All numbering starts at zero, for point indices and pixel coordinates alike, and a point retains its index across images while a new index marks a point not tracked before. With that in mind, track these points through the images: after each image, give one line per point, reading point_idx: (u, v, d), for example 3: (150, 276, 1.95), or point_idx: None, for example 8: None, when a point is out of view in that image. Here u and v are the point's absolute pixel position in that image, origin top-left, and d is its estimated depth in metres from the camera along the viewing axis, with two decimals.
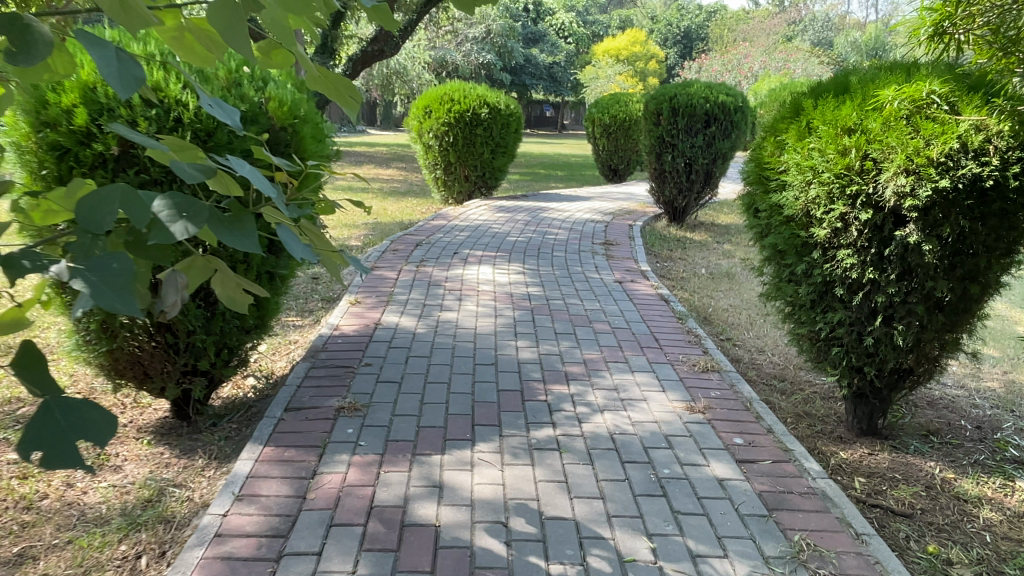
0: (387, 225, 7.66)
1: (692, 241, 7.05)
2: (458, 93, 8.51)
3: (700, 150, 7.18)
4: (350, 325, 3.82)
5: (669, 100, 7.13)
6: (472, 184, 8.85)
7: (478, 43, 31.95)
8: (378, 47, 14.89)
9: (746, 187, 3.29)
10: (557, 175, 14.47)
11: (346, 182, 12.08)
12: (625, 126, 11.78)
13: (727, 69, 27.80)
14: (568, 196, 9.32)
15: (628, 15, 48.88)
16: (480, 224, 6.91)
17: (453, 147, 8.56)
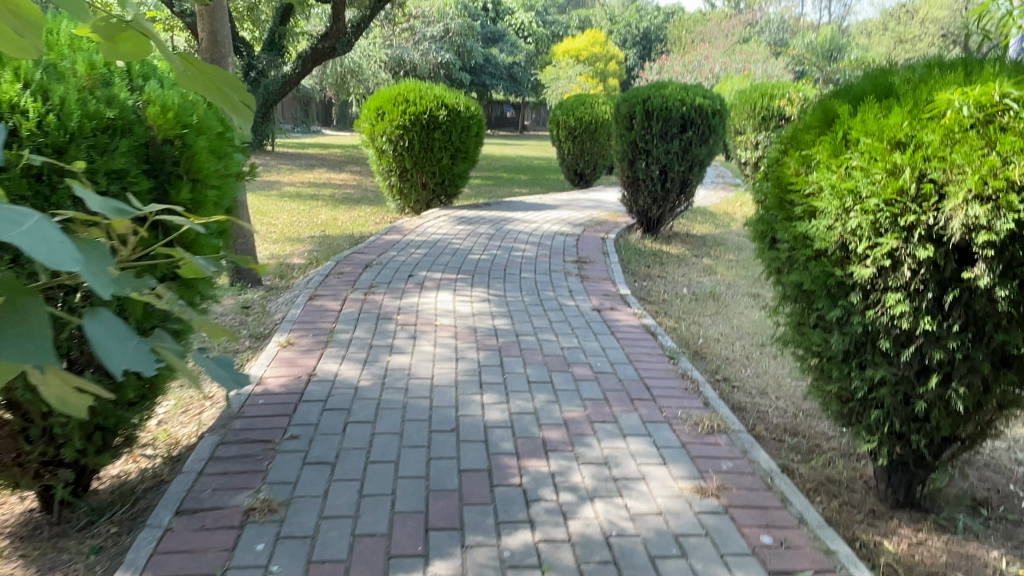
0: (336, 238, 6.97)
1: (670, 255, 6.50)
2: (413, 93, 7.81)
3: (675, 157, 6.63)
4: (277, 376, 3.14)
5: (642, 102, 6.57)
6: (431, 192, 8.18)
7: (436, 42, 31.26)
8: (330, 44, 14.27)
9: (760, 210, 2.71)
10: (520, 179, 13.87)
11: (295, 188, 11.31)
12: (591, 129, 11.22)
13: (688, 69, 27.57)
14: (534, 204, 8.70)
15: (588, 16, 48.62)
16: (440, 238, 6.26)
17: (409, 152, 7.87)
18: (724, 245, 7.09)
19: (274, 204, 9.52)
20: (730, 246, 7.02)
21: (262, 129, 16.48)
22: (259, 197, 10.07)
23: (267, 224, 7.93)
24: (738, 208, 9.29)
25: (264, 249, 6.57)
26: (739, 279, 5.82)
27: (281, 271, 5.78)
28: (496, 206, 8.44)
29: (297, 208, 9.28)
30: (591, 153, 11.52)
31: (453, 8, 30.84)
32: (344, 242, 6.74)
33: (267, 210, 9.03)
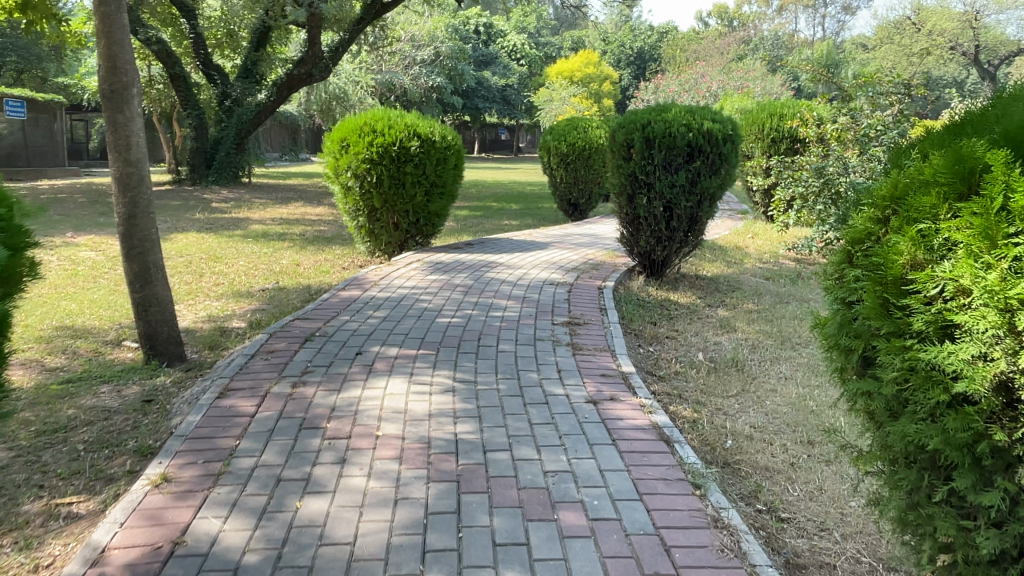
0: (291, 292, 6.05)
1: (679, 305, 5.53)
2: (380, 123, 6.91)
3: (682, 191, 5.69)
4: (128, 543, 2.18)
5: (641, 128, 5.69)
6: (404, 232, 7.24)
7: (427, 66, 30.78)
8: (305, 69, 14.38)
9: (836, 305, 1.74)
10: (510, 209, 12.97)
11: (264, 226, 10.42)
12: (584, 154, 10.36)
13: (684, 88, 26.67)
14: (522, 242, 7.76)
15: (581, 37, 48.19)
16: (407, 292, 5.30)
17: (377, 189, 6.93)
18: (740, 290, 6.13)
19: (234, 246, 8.62)
20: (747, 291, 6.05)
21: (237, 160, 15.51)
22: (220, 239, 9.18)
23: (219, 273, 7.02)
24: (750, 240, 8.35)
25: (203, 307, 5.64)
26: (763, 338, 4.85)
27: (214, 341, 4.84)
28: (479, 246, 7.51)
29: (259, 251, 8.38)
30: (585, 181, 10.57)
31: (442, 31, 30.24)
32: (299, 297, 5.82)
33: (224, 254, 8.13)
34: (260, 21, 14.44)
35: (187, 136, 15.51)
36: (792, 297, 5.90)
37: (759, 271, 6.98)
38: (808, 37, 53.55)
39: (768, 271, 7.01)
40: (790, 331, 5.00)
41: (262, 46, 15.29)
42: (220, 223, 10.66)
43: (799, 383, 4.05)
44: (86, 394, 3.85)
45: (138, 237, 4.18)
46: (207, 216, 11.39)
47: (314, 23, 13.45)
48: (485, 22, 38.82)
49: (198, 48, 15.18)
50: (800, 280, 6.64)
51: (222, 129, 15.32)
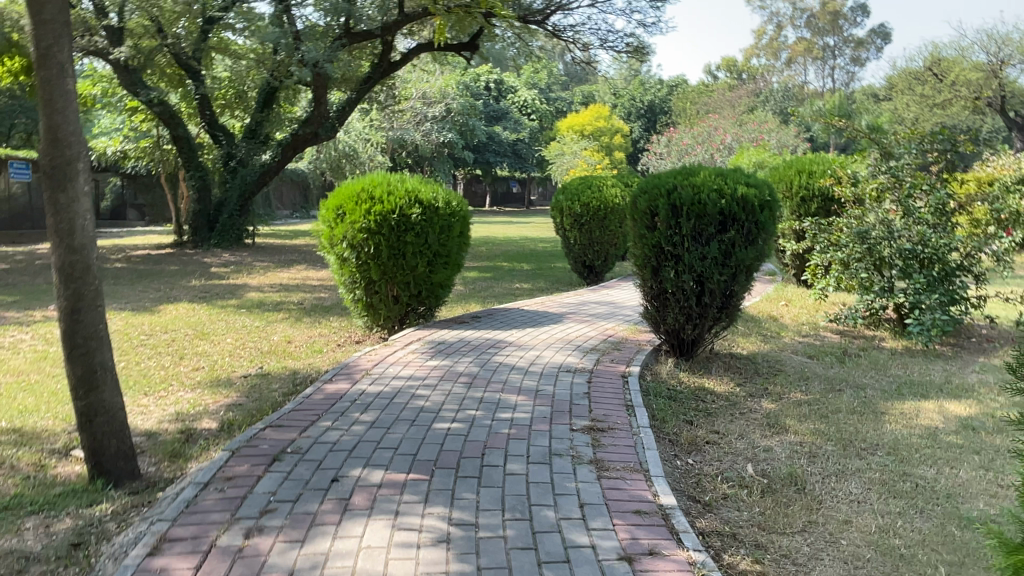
0: (276, 380, 5.40)
1: (716, 395, 4.83)
2: (378, 189, 6.35)
3: (715, 263, 5.02)
4: None
5: (666, 194, 5.09)
6: (405, 305, 6.59)
7: (438, 122, 30.86)
8: (311, 129, 14.12)
9: None
10: (521, 269, 12.36)
11: (261, 293, 9.85)
12: (599, 216, 9.78)
13: (698, 141, 26.27)
14: (533, 314, 7.08)
15: (592, 90, 48.48)
16: (402, 382, 4.59)
17: (375, 261, 6.32)
18: (783, 373, 5.42)
19: (225, 319, 8.03)
20: (791, 375, 5.35)
21: (240, 222, 15.14)
22: (211, 310, 8.60)
23: (201, 355, 6.39)
24: (784, 308, 7.68)
25: (173, 402, 5.00)
26: (821, 442, 4.13)
27: (177, 450, 4.17)
28: (487, 318, 6.83)
29: (250, 325, 7.77)
30: (601, 242, 9.90)
31: (453, 88, 30.32)
32: (283, 387, 5.17)
33: (211, 329, 7.54)
34: (266, 82, 14.26)
35: (190, 198, 15.17)
36: (844, 382, 5.21)
37: (799, 348, 6.28)
38: (819, 89, 53.57)
39: (810, 348, 6.31)
40: (851, 433, 4.29)
41: (268, 106, 15.14)
42: (215, 291, 10.10)
43: (876, 512, 3.30)
44: (6, 531, 3.17)
45: (82, 333, 3.57)
46: (204, 282, 10.86)
47: (319, 82, 13.16)
48: (495, 78, 39.14)
49: (203, 109, 15.17)
50: (847, 360, 5.94)
51: (226, 191, 15.03)
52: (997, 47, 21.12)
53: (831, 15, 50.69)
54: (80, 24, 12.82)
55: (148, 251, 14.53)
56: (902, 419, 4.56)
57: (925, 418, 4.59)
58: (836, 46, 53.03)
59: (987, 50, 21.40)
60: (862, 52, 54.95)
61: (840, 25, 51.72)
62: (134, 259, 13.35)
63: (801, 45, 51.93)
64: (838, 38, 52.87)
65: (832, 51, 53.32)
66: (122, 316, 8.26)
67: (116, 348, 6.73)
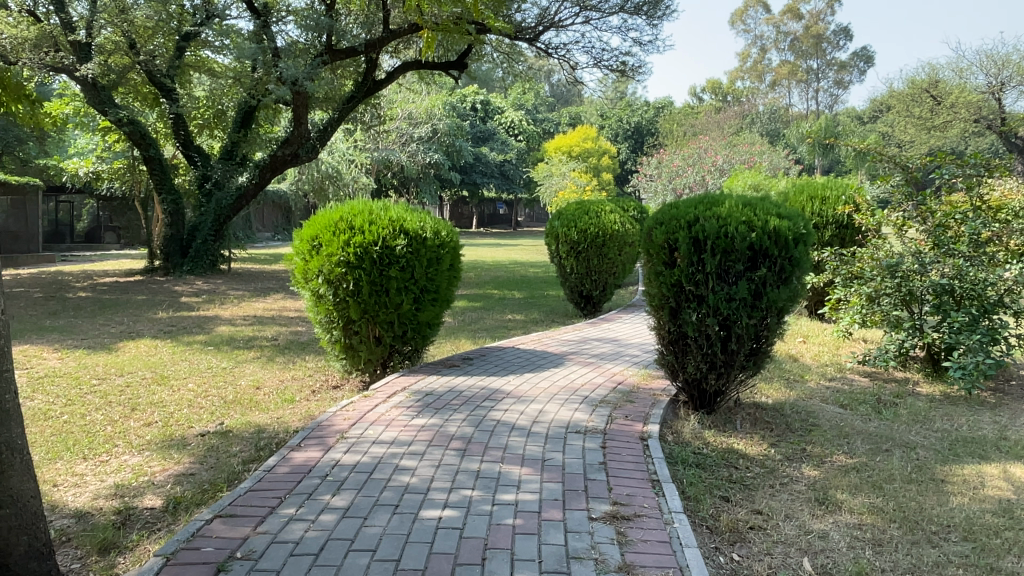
0: (236, 441, 4.66)
1: (750, 460, 4.16)
2: (359, 218, 5.68)
3: (743, 305, 4.38)
4: None
5: (686, 226, 4.45)
6: (388, 347, 5.87)
7: (424, 142, 30.39)
8: (291, 150, 13.41)
9: None
10: (513, 298, 11.69)
11: (232, 327, 9.10)
12: (598, 243, 9.13)
13: (689, 163, 25.82)
14: (529, 354, 6.39)
15: (579, 112, 48.26)
16: (382, 449, 3.88)
17: (354, 298, 5.62)
18: (819, 429, 4.77)
19: (189, 360, 7.27)
20: (828, 432, 4.71)
21: (214, 247, 14.35)
22: (175, 348, 7.84)
23: (156, 407, 5.65)
24: (802, 345, 7.07)
25: (112, 472, 4.26)
26: (883, 525, 3.46)
27: (108, 539, 3.43)
28: (480, 360, 6.14)
29: (216, 366, 7.02)
30: (599, 271, 9.26)
31: (440, 109, 29.83)
32: (245, 450, 4.44)
33: (172, 372, 6.80)
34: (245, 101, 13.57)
35: (161, 222, 14.41)
36: (891, 442, 4.56)
37: (828, 396, 5.64)
38: (805, 111, 53.72)
39: (840, 395, 5.67)
40: (915, 511, 3.63)
41: (246, 126, 14.46)
42: (182, 324, 9.34)
43: None
44: None
45: None
46: (172, 314, 10.09)
47: (300, 100, 12.39)
48: (482, 99, 38.75)
49: (177, 129, 14.45)
50: (884, 411, 5.30)
51: (201, 214, 14.29)
52: (995, 70, 20.71)
53: (815, 38, 51.01)
54: (46, 40, 11.79)
55: (115, 278, 13.71)
56: (969, 489, 3.91)
57: (993, 487, 3.94)
58: (821, 69, 53.28)
59: (985, 72, 21.04)
60: (846, 75, 55.29)
61: (824, 48, 52.04)
62: (100, 288, 12.55)
63: (786, 68, 52.17)
64: (822, 62, 53.22)
65: (817, 74, 53.55)
66: (75, 355, 7.49)
67: (60, 397, 5.97)
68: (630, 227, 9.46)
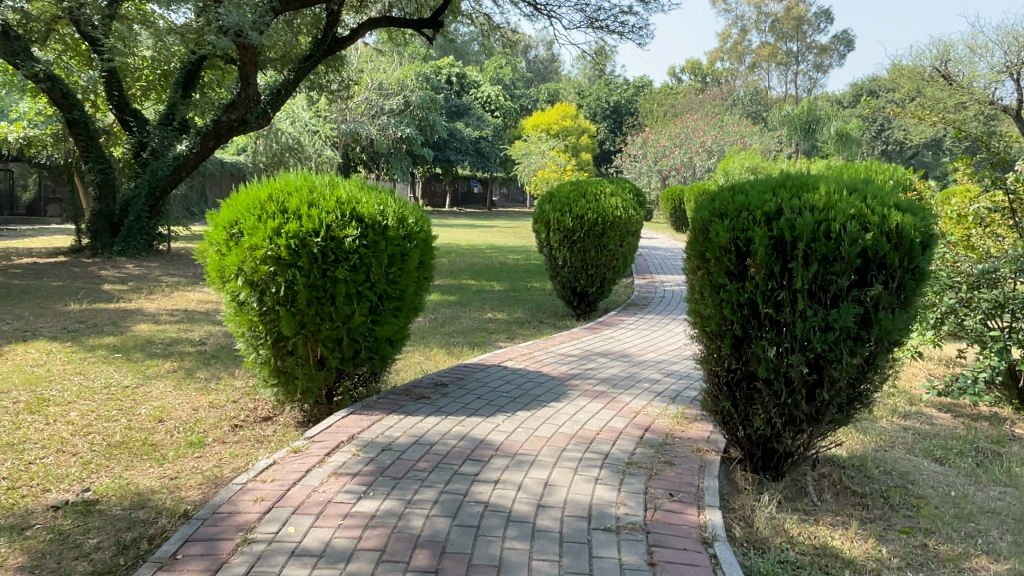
0: (97, 525, 3.15)
1: (861, 572, 2.79)
2: (294, 198, 4.19)
3: (844, 338, 3.01)
4: None
5: (765, 221, 3.05)
6: (333, 371, 4.38)
7: (396, 116, 28.66)
8: (237, 116, 11.72)
9: None
10: (492, 291, 10.27)
11: (154, 326, 7.51)
12: (597, 232, 7.69)
13: (676, 142, 24.59)
14: (518, 377, 4.95)
15: (557, 88, 46.51)
16: (303, 573, 2.42)
17: (285, 308, 4.13)
18: (930, 507, 3.44)
19: (82, 374, 5.68)
20: (945, 512, 3.38)
21: (150, 226, 12.62)
22: (72, 355, 6.24)
23: (9, 450, 4.10)
24: None
25: None
26: None
27: None
28: (455, 386, 4.69)
29: (115, 385, 5.45)
30: (596, 264, 7.85)
31: (412, 80, 28.05)
32: (101, 548, 2.92)
33: (54, 393, 5.23)
34: (186, 56, 11.85)
35: (89, 194, 12.62)
36: None
37: (914, 444, 4.30)
38: (784, 93, 52.85)
39: (926, 441, 4.34)
40: None
41: (189, 88, 12.77)
42: (93, 321, 7.71)
43: None
44: None
45: None
46: (87, 306, 8.46)
47: (248, 56, 10.68)
48: (457, 72, 36.91)
49: (110, 89, 12.61)
50: (995, 468, 4.00)
51: (135, 187, 12.54)
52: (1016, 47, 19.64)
53: (796, 20, 49.87)
54: None
55: (34, 259, 11.92)
56: None
57: None
58: (803, 52, 52.31)
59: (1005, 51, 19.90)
60: (826, 59, 54.51)
61: (806, 30, 50.97)
62: (12, 270, 10.78)
63: (767, 49, 51.09)
64: (805, 44, 52.25)
65: (797, 56, 52.56)
66: None
67: None
68: (633, 212, 8.06)
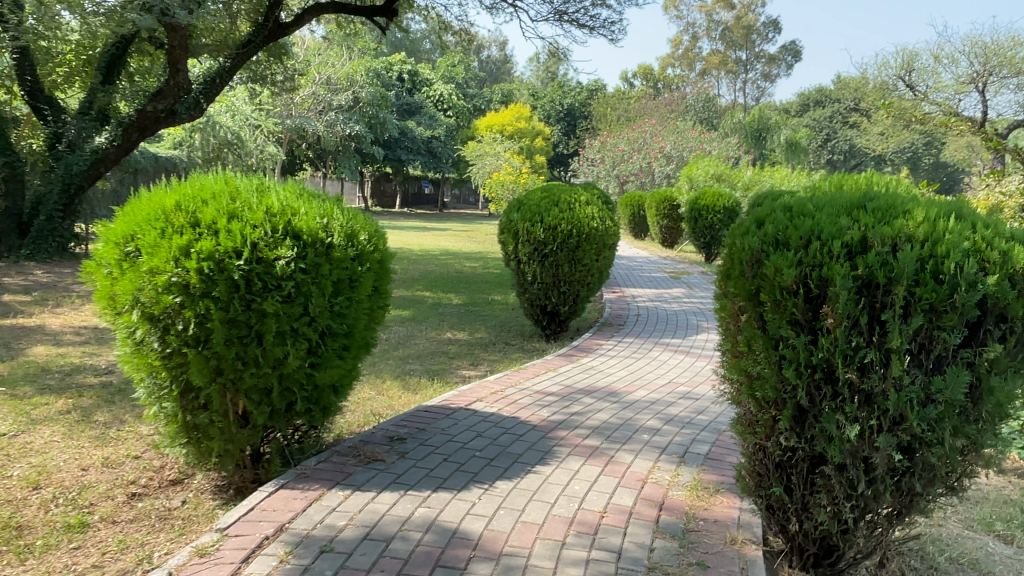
0: None
1: None
2: (210, 208, 3.25)
3: (949, 415, 2.25)
4: None
5: (847, 255, 2.28)
6: (260, 429, 3.45)
7: (344, 112, 27.43)
8: (165, 105, 10.55)
9: None
10: (449, 305, 9.36)
11: (53, 350, 6.35)
12: (571, 244, 6.88)
13: (634, 147, 24.14)
14: (491, 427, 4.08)
15: (510, 89, 45.73)
16: None
17: (196, 351, 3.17)
18: None
19: None
20: None
21: (63, 227, 11.30)
22: None
23: None
24: None
25: None
26: None
27: None
28: (416, 440, 3.79)
29: None
30: (569, 281, 7.05)
31: (362, 75, 26.90)
32: None
33: None
34: (108, 39, 10.59)
35: None
36: None
37: (966, 514, 3.60)
38: (734, 101, 53.35)
39: (979, 510, 3.64)
40: None
41: (112, 75, 11.56)
42: None
43: None
44: None
45: None
46: None
47: (178, 40, 9.57)
48: (409, 69, 35.79)
49: (22, 74, 11.20)
50: None
51: (48, 182, 11.23)
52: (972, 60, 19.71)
53: (747, 29, 50.31)
54: None
55: None
56: None
57: None
58: (752, 60, 52.88)
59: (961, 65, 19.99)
60: (774, 69, 55.31)
61: (755, 39, 51.50)
62: None
63: (717, 57, 51.44)
64: (753, 52, 52.80)
65: (747, 65, 53.11)
66: None
67: None
68: (609, 223, 7.30)
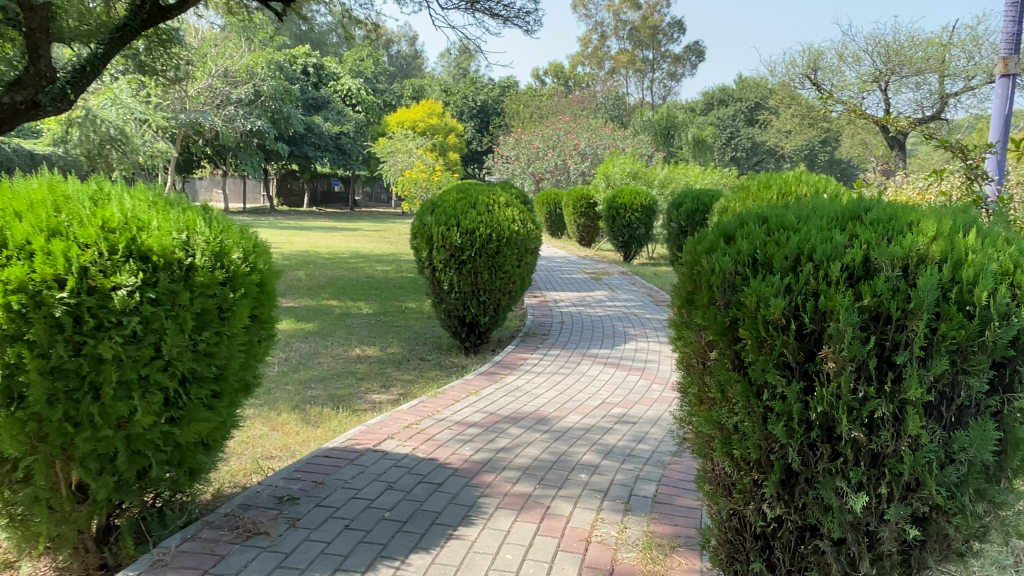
0: None
1: None
2: (23, 222, 2.47)
3: (971, 476, 1.81)
4: None
5: (849, 279, 1.81)
6: (105, 503, 2.70)
7: (244, 107, 25.78)
8: (25, 96, 8.74)
9: None
10: (359, 315, 8.59)
11: None
12: (490, 249, 6.30)
13: (549, 145, 23.84)
14: (403, 475, 3.45)
15: (421, 84, 44.69)
16: None
17: (7, 414, 2.40)
18: None
19: None
20: None
21: None
22: None
23: None
24: None
25: None
26: None
27: None
28: (311, 501, 3.12)
29: None
30: (489, 289, 6.47)
31: (263, 68, 25.38)
32: None
33: None
34: None
35: None
36: None
37: None
38: (643, 99, 54.21)
39: None
40: None
41: None
42: None
43: None
44: None
45: None
46: None
47: (37, 21, 8.38)
48: (314, 62, 34.24)
49: None
50: None
51: None
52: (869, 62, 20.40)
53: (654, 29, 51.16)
54: None
55: None
56: None
57: None
58: (660, 60, 53.88)
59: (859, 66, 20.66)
60: (680, 69, 56.57)
61: (663, 39, 52.44)
62: None
63: (626, 55, 52.09)
64: (661, 52, 53.78)
65: (655, 64, 54.06)
66: None
67: None
68: (530, 226, 6.78)
